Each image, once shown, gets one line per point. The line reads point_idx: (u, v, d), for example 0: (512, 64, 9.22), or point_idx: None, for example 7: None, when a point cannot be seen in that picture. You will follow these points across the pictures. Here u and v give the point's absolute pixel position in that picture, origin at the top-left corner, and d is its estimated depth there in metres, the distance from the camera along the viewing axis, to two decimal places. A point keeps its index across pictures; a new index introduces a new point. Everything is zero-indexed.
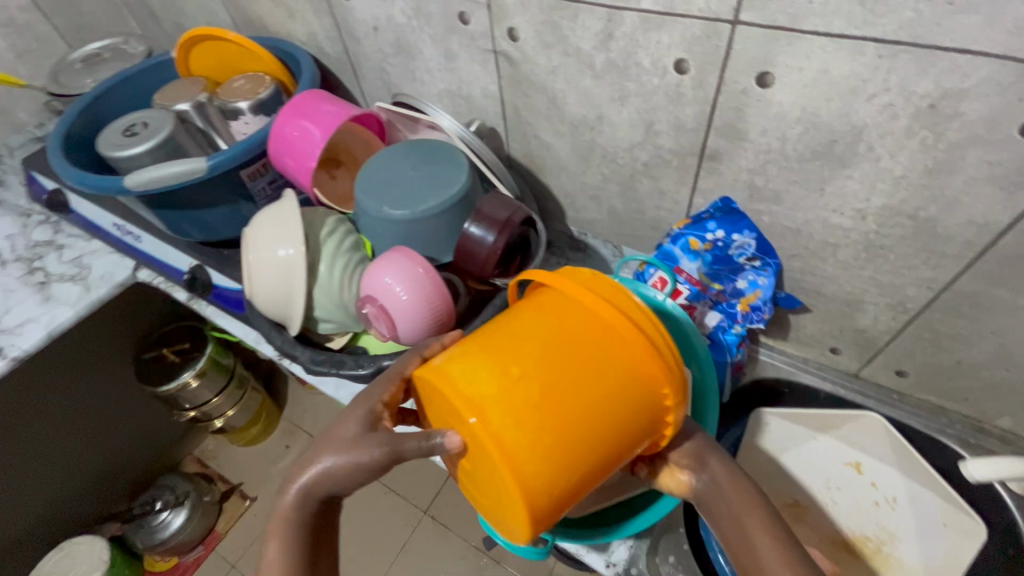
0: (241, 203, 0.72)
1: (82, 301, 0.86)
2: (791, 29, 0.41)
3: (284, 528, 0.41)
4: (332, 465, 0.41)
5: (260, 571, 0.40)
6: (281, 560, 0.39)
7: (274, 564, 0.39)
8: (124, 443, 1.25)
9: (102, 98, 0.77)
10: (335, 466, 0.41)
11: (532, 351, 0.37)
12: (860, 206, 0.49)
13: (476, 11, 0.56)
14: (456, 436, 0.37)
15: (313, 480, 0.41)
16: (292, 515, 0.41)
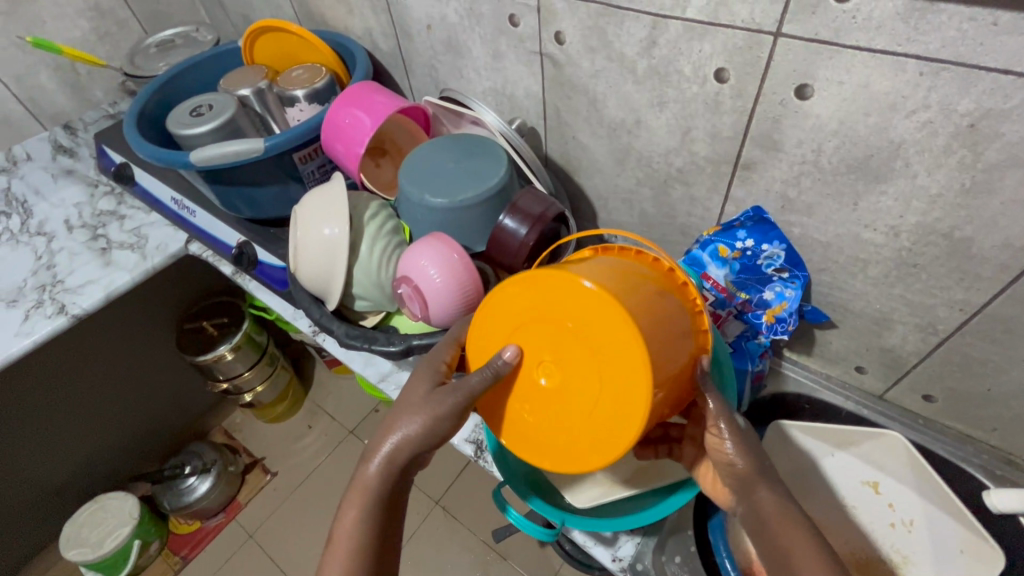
0: (291, 184, 0.76)
1: (139, 267, 0.92)
2: (833, 43, 0.42)
3: (362, 494, 0.44)
4: (410, 432, 0.45)
5: (339, 529, 0.43)
6: (361, 521, 0.43)
7: (353, 524, 0.43)
8: (161, 407, 1.32)
9: (174, 80, 0.83)
10: (411, 431, 0.45)
11: (620, 279, 0.41)
12: (894, 222, 0.49)
13: (527, 14, 0.59)
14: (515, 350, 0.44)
15: (390, 448, 0.45)
16: (370, 480, 0.44)
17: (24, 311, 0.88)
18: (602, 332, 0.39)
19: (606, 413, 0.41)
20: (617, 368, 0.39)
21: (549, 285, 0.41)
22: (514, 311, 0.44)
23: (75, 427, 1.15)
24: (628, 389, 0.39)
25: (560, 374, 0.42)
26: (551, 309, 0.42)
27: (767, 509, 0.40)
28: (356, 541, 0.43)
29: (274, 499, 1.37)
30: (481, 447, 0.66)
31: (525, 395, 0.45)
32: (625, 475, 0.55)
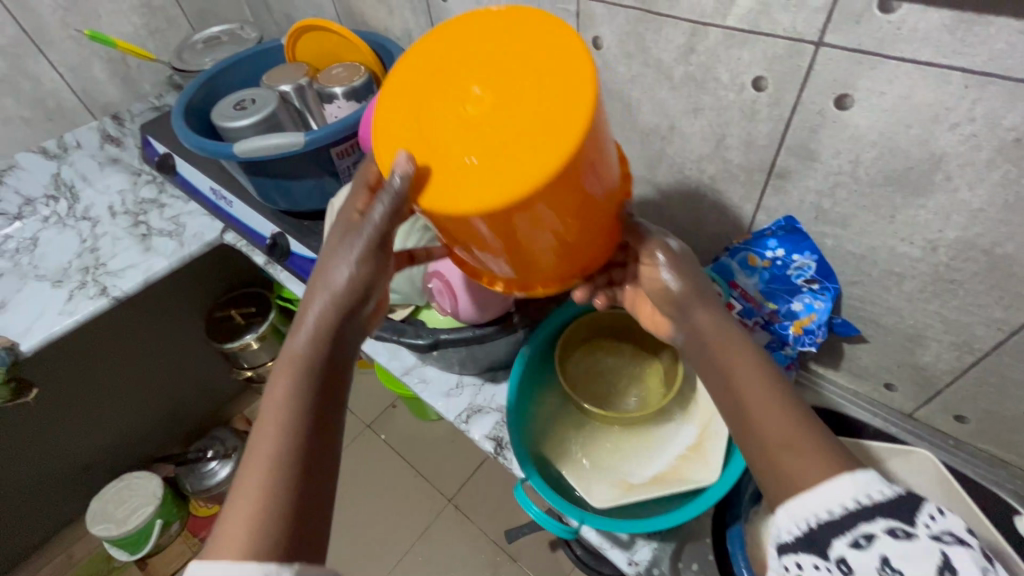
0: (326, 178, 0.78)
1: (176, 254, 0.95)
2: (877, 53, 0.42)
3: (291, 365, 0.43)
4: (336, 282, 0.44)
5: (269, 402, 0.42)
6: (293, 389, 0.42)
7: (286, 392, 0.42)
8: (188, 391, 1.36)
9: (219, 75, 0.86)
10: (331, 283, 0.45)
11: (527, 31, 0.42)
12: (932, 236, 0.48)
13: (566, 18, 0.60)
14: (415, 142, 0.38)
15: (315, 312, 0.44)
16: (300, 348, 0.44)
17: (68, 292, 0.92)
18: (530, 56, 0.37)
19: (546, 123, 0.35)
20: (550, 84, 0.36)
21: (475, 31, 0.40)
22: (424, 77, 0.40)
23: (107, 406, 1.19)
24: (565, 97, 0.35)
25: (490, 99, 0.37)
26: (474, 42, 0.39)
27: (702, 323, 0.45)
28: (284, 410, 0.41)
29: None
30: (500, 445, 0.67)
31: (443, 147, 0.37)
32: (642, 479, 0.57)
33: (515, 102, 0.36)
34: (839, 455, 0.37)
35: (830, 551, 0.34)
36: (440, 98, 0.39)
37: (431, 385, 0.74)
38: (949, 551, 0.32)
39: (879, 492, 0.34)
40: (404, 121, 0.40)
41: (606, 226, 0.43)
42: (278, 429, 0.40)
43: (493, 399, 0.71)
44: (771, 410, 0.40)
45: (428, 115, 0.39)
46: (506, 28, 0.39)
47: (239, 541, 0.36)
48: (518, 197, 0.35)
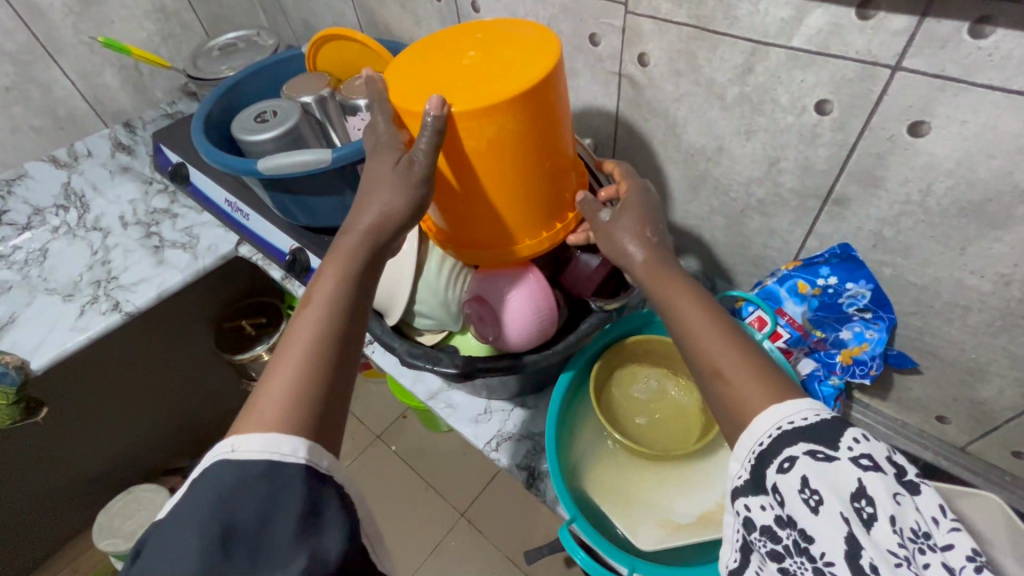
0: (349, 193, 0.76)
1: (190, 267, 0.93)
2: (961, 80, 0.39)
3: (340, 256, 0.41)
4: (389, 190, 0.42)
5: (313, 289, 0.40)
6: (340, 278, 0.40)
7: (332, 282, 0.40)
8: (196, 403, 1.33)
9: (238, 85, 0.83)
10: (388, 197, 0.42)
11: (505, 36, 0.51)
12: (1006, 271, 0.46)
13: (609, 33, 0.57)
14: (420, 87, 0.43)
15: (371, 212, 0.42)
16: (352, 242, 0.42)
17: (80, 306, 0.89)
18: (514, 36, 0.45)
19: (527, 67, 0.42)
20: (530, 52, 0.43)
21: (465, 26, 0.48)
22: (423, 49, 0.47)
23: (115, 419, 1.16)
24: (541, 59, 0.42)
25: (483, 58, 0.43)
26: (465, 32, 0.47)
27: (639, 252, 0.45)
28: (331, 304, 0.39)
29: None
30: (533, 475, 0.65)
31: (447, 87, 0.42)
32: (690, 518, 0.54)
33: (500, 60, 0.43)
34: (780, 384, 0.37)
35: (765, 482, 0.36)
36: (441, 59, 0.45)
37: (459, 411, 0.71)
38: (865, 471, 0.33)
39: (801, 418, 0.35)
40: (402, 72, 0.45)
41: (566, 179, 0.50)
42: (320, 325, 0.38)
43: (524, 426, 0.68)
44: (711, 336, 0.40)
45: (428, 68, 0.44)
46: (492, 23, 0.47)
47: (281, 416, 0.34)
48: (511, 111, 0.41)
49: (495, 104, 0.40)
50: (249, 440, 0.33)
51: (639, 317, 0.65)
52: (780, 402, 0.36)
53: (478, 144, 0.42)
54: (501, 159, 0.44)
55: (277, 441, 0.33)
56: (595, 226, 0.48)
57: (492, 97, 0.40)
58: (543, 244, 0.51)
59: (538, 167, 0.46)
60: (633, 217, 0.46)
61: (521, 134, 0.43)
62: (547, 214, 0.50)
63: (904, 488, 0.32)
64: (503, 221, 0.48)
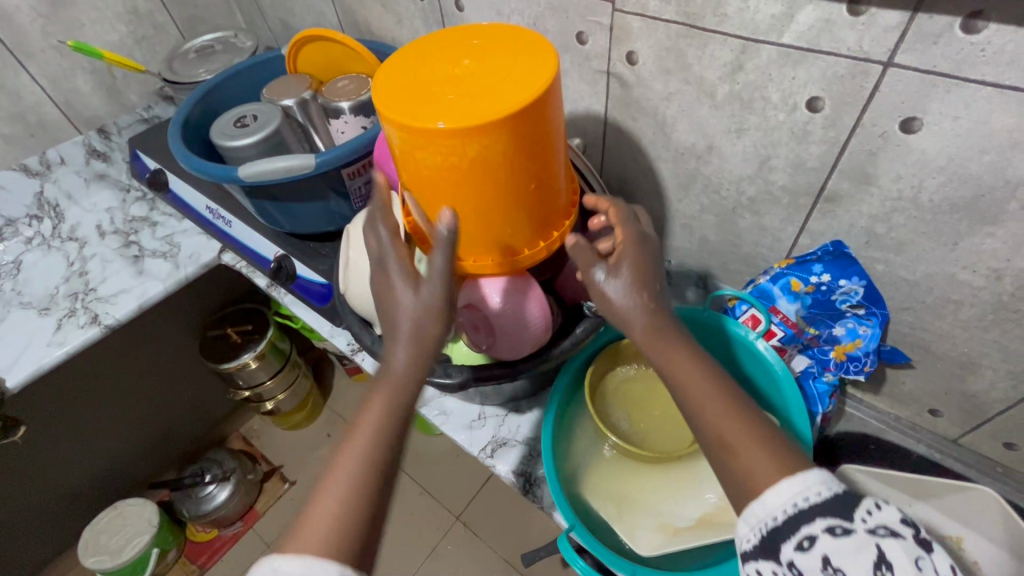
0: (335, 199, 0.74)
1: (171, 277, 0.90)
2: (954, 76, 0.39)
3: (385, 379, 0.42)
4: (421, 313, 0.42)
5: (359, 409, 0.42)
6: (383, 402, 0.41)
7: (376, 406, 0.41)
8: (181, 413, 1.30)
9: (216, 89, 0.81)
10: (418, 320, 0.42)
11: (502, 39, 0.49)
12: (998, 265, 0.45)
13: (597, 32, 0.56)
14: (407, 97, 0.41)
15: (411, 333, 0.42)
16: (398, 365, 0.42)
17: (57, 320, 0.86)
18: (512, 44, 0.43)
19: (519, 84, 0.40)
20: (523, 65, 0.41)
21: (459, 28, 0.46)
22: (417, 51, 0.45)
23: (98, 432, 1.14)
24: (536, 74, 0.41)
25: (474, 70, 0.42)
26: (459, 35, 0.45)
27: (640, 316, 0.44)
28: (375, 448, 0.40)
29: (292, 510, 1.35)
30: (529, 481, 0.64)
31: (435, 102, 0.40)
32: (689, 522, 0.53)
33: (494, 72, 0.41)
34: (787, 457, 0.38)
35: (781, 556, 0.35)
36: (432, 66, 0.43)
37: (452, 418, 0.70)
38: (883, 541, 0.33)
39: (816, 493, 0.35)
40: (393, 76, 0.43)
41: (556, 195, 0.48)
42: (360, 470, 0.39)
43: (519, 431, 0.67)
44: (716, 409, 0.40)
45: (418, 74, 0.42)
46: (492, 28, 0.45)
47: (319, 539, 0.36)
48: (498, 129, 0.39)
49: (481, 120, 0.39)
50: (290, 559, 0.35)
51: None
52: (793, 474, 0.36)
53: (464, 160, 0.41)
54: (487, 177, 0.43)
55: (313, 568, 0.34)
56: (588, 282, 0.45)
57: (480, 114, 0.39)
58: (524, 262, 0.49)
59: (525, 183, 0.44)
60: (632, 274, 0.44)
61: (508, 151, 0.41)
62: (536, 229, 0.48)
63: (922, 552, 0.32)
64: (488, 236, 0.47)
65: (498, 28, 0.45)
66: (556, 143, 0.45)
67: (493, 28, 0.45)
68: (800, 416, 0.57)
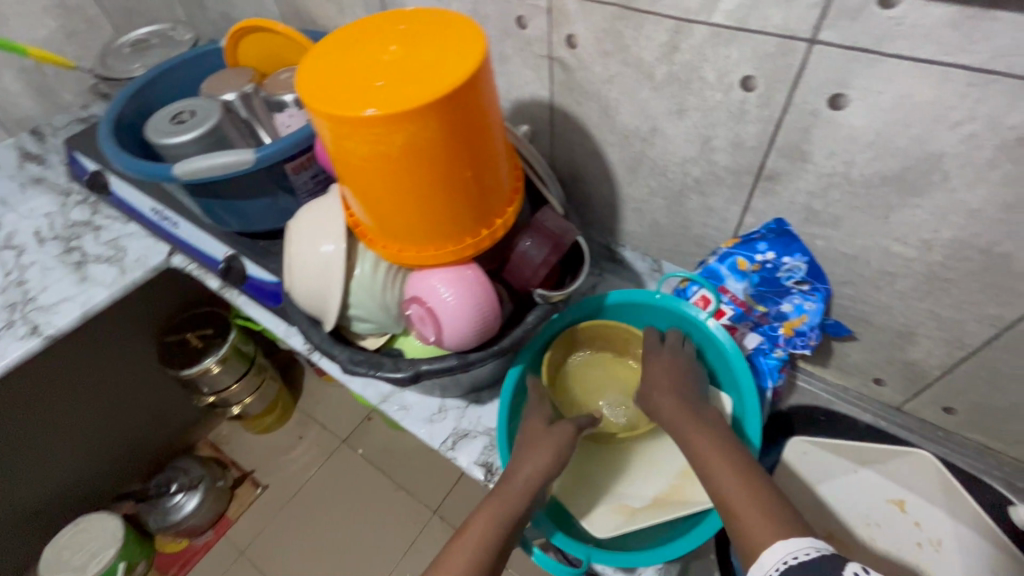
0: (281, 195, 0.71)
1: (117, 283, 0.87)
2: (874, 51, 0.39)
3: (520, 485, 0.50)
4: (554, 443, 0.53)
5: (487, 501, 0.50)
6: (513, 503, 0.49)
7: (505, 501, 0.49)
8: (142, 422, 1.26)
9: (151, 85, 0.77)
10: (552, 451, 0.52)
11: None
12: (927, 236, 0.47)
13: (536, 16, 0.55)
14: (333, 86, 0.40)
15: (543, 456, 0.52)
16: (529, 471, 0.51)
17: None
18: (440, 29, 0.42)
19: (449, 68, 0.39)
20: (451, 48, 0.41)
21: (386, 13, 0.45)
22: (342, 38, 0.43)
23: (55, 448, 1.10)
24: (464, 56, 0.40)
25: (403, 56, 0.41)
26: (386, 21, 0.44)
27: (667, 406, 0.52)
28: (483, 543, 0.47)
29: (265, 514, 1.33)
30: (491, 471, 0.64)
31: (362, 90, 0.39)
32: (643, 503, 0.54)
33: (420, 56, 0.40)
34: (785, 524, 0.42)
35: None
36: (358, 53, 0.42)
37: (413, 412, 0.69)
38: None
39: (804, 553, 0.39)
40: (317, 64, 0.42)
41: (497, 184, 0.48)
42: (469, 562, 0.46)
43: (480, 422, 0.67)
44: (726, 479, 0.45)
45: (343, 61, 0.41)
46: (420, 12, 0.44)
47: None
48: (428, 115, 0.38)
49: (407, 105, 0.38)
50: None
51: (588, 303, 0.65)
52: (786, 538, 0.41)
53: (394, 148, 0.40)
54: (420, 165, 0.42)
55: None
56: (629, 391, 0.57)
57: (407, 99, 0.38)
58: (466, 250, 0.49)
59: (462, 172, 0.44)
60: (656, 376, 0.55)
61: (439, 139, 0.41)
62: (477, 219, 0.48)
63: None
64: (429, 227, 0.46)
65: (425, 12, 0.44)
66: (494, 132, 0.45)
67: (420, 12, 0.44)
68: (750, 394, 0.58)
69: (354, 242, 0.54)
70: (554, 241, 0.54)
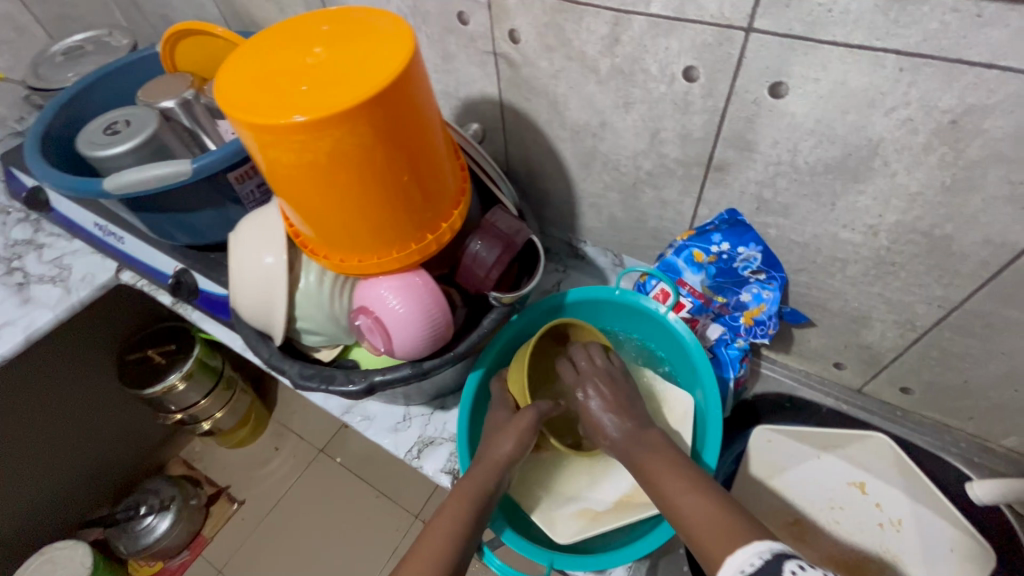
0: (228, 205, 0.69)
1: (63, 303, 0.83)
2: (808, 38, 0.39)
3: (492, 463, 0.51)
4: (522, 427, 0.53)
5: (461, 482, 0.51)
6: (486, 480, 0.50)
7: (479, 478, 0.50)
8: (105, 444, 1.22)
9: (83, 95, 0.73)
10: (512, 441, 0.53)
11: None
12: (872, 221, 0.47)
13: (476, 11, 0.54)
14: (254, 93, 0.38)
15: (513, 435, 0.53)
16: (504, 451, 0.52)
17: None
18: (367, 30, 0.41)
19: (377, 68, 0.38)
20: (378, 48, 0.39)
21: (310, 15, 0.43)
22: (264, 42, 0.41)
23: (12, 478, 1.05)
24: (393, 55, 0.38)
25: (327, 59, 0.39)
26: (309, 22, 0.42)
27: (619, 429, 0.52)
28: (461, 521, 0.47)
29: (242, 531, 1.30)
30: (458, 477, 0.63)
31: (285, 96, 0.37)
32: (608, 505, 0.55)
33: (346, 58, 0.39)
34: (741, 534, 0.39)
35: None
36: (279, 58, 0.40)
37: (376, 422, 0.67)
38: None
39: (749, 565, 0.37)
40: (237, 71, 0.40)
41: (438, 188, 0.46)
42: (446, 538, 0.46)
43: (445, 428, 0.66)
44: (681, 496, 0.44)
45: (264, 66, 0.39)
46: (346, 13, 0.42)
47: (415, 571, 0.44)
48: (357, 118, 0.37)
49: (331, 110, 0.36)
50: None
51: (545, 304, 0.64)
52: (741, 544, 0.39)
53: (321, 156, 0.38)
54: (352, 172, 0.40)
55: None
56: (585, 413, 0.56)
57: (331, 103, 0.36)
58: (411, 257, 0.47)
59: (398, 178, 0.42)
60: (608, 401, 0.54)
61: (370, 143, 0.39)
62: (418, 225, 0.46)
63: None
64: (368, 234, 0.45)
65: (351, 13, 0.42)
66: (431, 135, 0.43)
67: (345, 12, 0.43)
68: (710, 385, 0.58)
69: (297, 253, 0.52)
70: (505, 241, 0.52)
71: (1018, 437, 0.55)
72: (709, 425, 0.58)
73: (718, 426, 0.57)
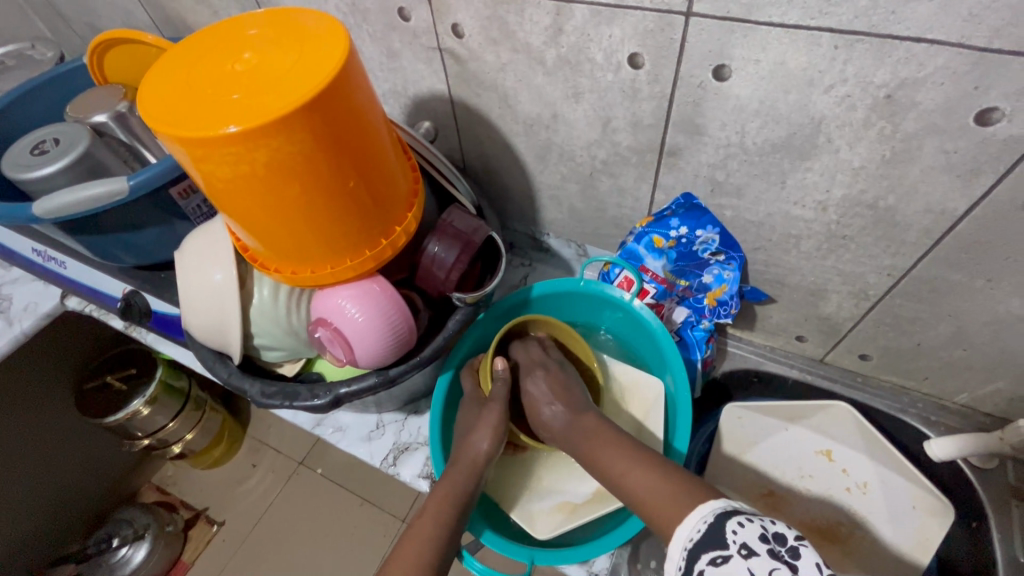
0: (175, 221, 0.66)
1: (5, 336, 0.79)
2: (746, 20, 0.39)
3: (471, 464, 0.51)
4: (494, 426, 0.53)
5: (437, 486, 0.50)
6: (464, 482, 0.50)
7: (456, 482, 0.50)
8: (69, 477, 1.16)
9: (5, 115, 0.69)
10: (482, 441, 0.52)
11: None
12: (821, 197, 0.48)
13: (416, 7, 0.52)
14: (182, 105, 0.36)
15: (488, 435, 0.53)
16: (482, 450, 0.52)
17: None
18: (298, 31, 0.39)
19: (310, 69, 0.36)
20: (312, 50, 0.37)
21: (237, 19, 0.41)
22: (191, 51, 0.39)
23: None
24: (328, 55, 0.37)
25: (257, 65, 0.37)
26: (236, 28, 0.40)
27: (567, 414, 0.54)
28: (440, 526, 0.46)
29: (225, 552, 1.26)
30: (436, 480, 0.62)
31: (213, 107, 0.35)
32: (583, 498, 0.55)
33: (278, 62, 0.37)
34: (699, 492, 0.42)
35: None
36: (207, 66, 0.38)
37: (350, 432, 0.66)
38: (749, 560, 0.36)
39: (696, 532, 0.39)
40: (162, 83, 0.38)
41: (388, 191, 0.45)
42: (425, 542, 0.45)
43: (420, 432, 0.65)
44: (642, 482, 0.45)
45: (190, 76, 0.38)
46: (274, 14, 0.41)
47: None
48: (293, 125, 0.35)
49: (264, 119, 0.34)
50: None
51: (508, 301, 0.64)
52: (691, 509, 0.40)
53: (258, 167, 0.37)
54: (293, 181, 0.38)
55: None
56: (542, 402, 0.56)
57: (263, 111, 0.34)
58: (366, 263, 0.47)
59: (343, 184, 0.41)
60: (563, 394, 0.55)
61: (310, 151, 0.37)
62: (370, 230, 0.45)
63: (784, 565, 0.35)
64: (319, 244, 0.44)
65: (279, 14, 0.41)
66: (376, 138, 0.42)
67: (273, 13, 0.41)
68: (679, 369, 0.59)
69: (247, 268, 0.50)
70: (463, 241, 0.51)
71: (969, 393, 0.57)
72: (679, 410, 0.59)
73: (687, 409, 0.58)
